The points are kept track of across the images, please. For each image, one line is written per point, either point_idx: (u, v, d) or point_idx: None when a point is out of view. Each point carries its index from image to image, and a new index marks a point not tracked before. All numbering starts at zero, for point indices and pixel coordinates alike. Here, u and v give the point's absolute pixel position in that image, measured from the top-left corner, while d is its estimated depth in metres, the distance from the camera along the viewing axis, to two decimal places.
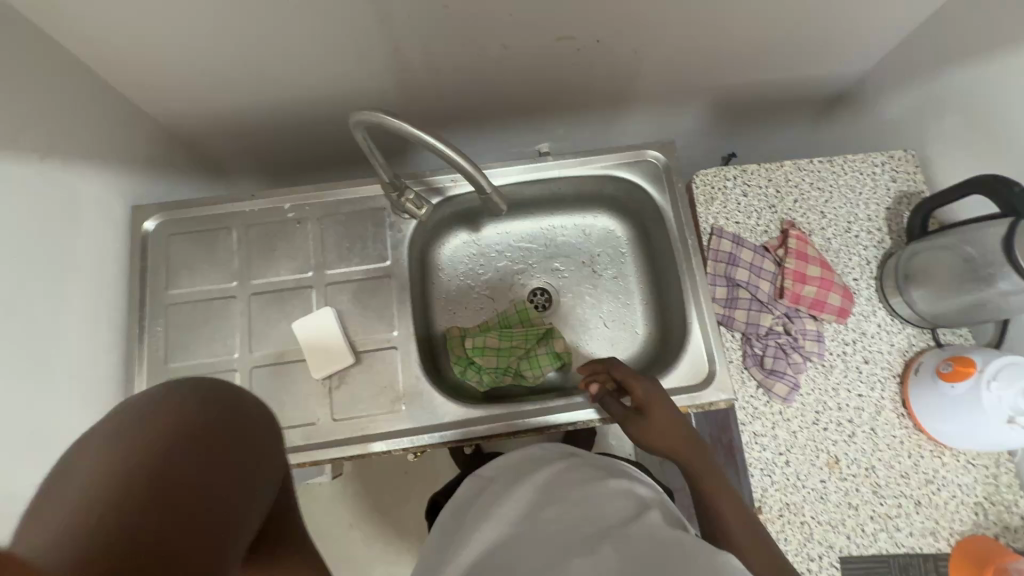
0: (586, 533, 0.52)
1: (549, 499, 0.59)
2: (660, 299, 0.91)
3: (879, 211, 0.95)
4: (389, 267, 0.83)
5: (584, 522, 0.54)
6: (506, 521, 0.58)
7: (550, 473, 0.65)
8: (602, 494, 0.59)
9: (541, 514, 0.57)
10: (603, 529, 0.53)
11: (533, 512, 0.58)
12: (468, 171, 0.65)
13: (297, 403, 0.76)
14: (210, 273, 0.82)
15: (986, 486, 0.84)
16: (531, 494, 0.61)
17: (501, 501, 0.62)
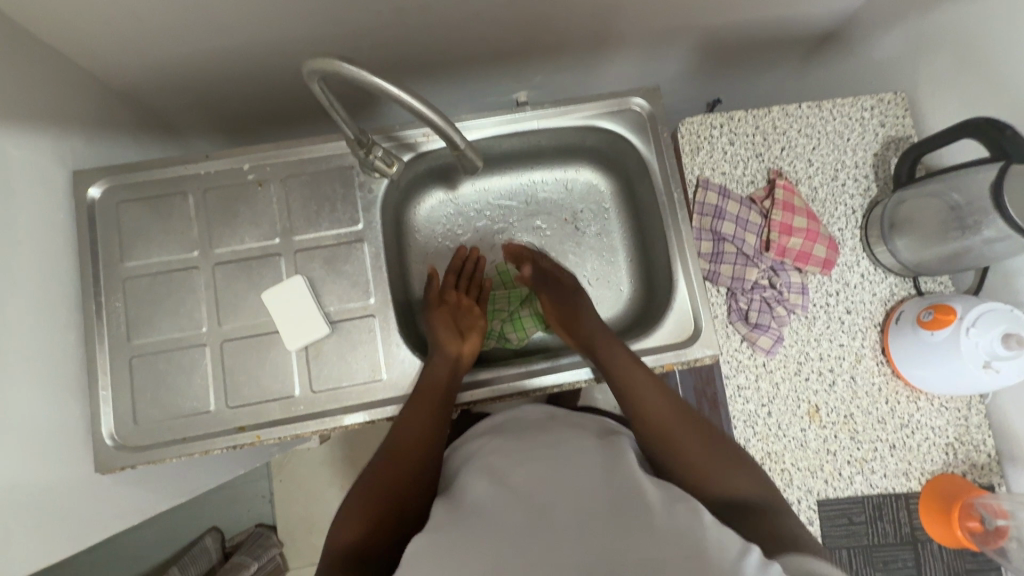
0: (567, 476, 0.53)
1: (533, 449, 0.59)
2: (644, 255, 0.89)
3: (867, 158, 0.92)
4: (360, 231, 0.78)
5: (565, 468, 0.55)
6: (488, 469, 0.58)
7: (535, 431, 0.65)
8: (585, 448, 0.59)
9: (523, 462, 0.57)
10: (583, 473, 0.53)
11: (515, 460, 0.58)
12: (439, 124, 0.60)
13: (273, 376, 0.73)
14: (168, 243, 0.76)
15: (958, 427, 0.87)
16: (514, 446, 0.61)
17: (484, 454, 0.62)
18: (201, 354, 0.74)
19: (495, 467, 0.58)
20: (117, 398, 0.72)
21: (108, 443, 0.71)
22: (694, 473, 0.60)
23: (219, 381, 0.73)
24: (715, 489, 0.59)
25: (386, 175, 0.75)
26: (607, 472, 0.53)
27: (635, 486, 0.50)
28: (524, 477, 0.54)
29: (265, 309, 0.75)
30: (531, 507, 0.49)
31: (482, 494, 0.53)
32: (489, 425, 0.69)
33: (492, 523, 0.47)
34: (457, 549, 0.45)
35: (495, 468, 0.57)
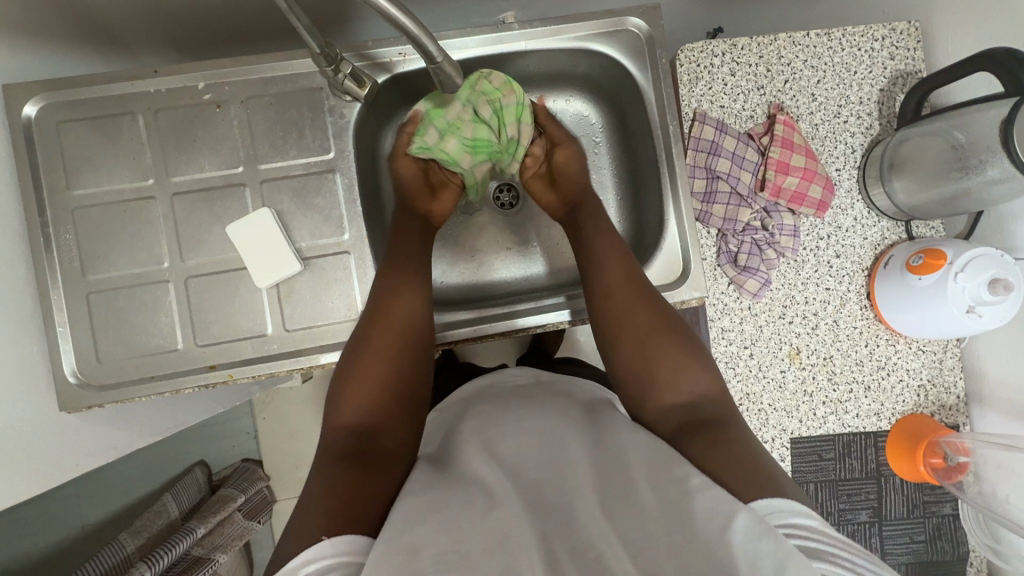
0: (554, 444, 0.52)
1: (516, 408, 0.59)
2: (634, 194, 0.85)
3: (872, 94, 0.87)
4: (332, 161, 0.72)
5: (551, 432, 0.54)
6: (472, 431, 0.56)
7: (519, 391, 0.64)
8: (571, 411, 0.59)
9: (507, 421, 0.56)
10: (570, 440, 0.53)
11: (499, 419, 0.57)
12: (414, 32, 0.52)
13: (243, 313, 0.70)
14: (119, 170, 0.69)
15: (931, 369, 0.88)
16: (497, 406, 0.60)
17: (468, 414, 0.61)
18: (165, 291, 0.69)
19: (478, 429, 0.56)
20: (76, 336, 0.68)
21: (71, 381, 0.67)
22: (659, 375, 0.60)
23: (186, 319, 0.69)
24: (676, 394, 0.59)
25: (359, 98, 0.69)
26: (593, 441, 0.53)
27: (621, 456, 0.50)
28: (508, 441, 0.53)
29: (230, 244, 0.70)
30: (521, 482, 0.49)
31: (466, 455, 0.52)
32: (471, 386, 0.68)
33: (477, 489, 0.47)
34: (434, 512, 0.43)
35: (479, 428, 0.56)
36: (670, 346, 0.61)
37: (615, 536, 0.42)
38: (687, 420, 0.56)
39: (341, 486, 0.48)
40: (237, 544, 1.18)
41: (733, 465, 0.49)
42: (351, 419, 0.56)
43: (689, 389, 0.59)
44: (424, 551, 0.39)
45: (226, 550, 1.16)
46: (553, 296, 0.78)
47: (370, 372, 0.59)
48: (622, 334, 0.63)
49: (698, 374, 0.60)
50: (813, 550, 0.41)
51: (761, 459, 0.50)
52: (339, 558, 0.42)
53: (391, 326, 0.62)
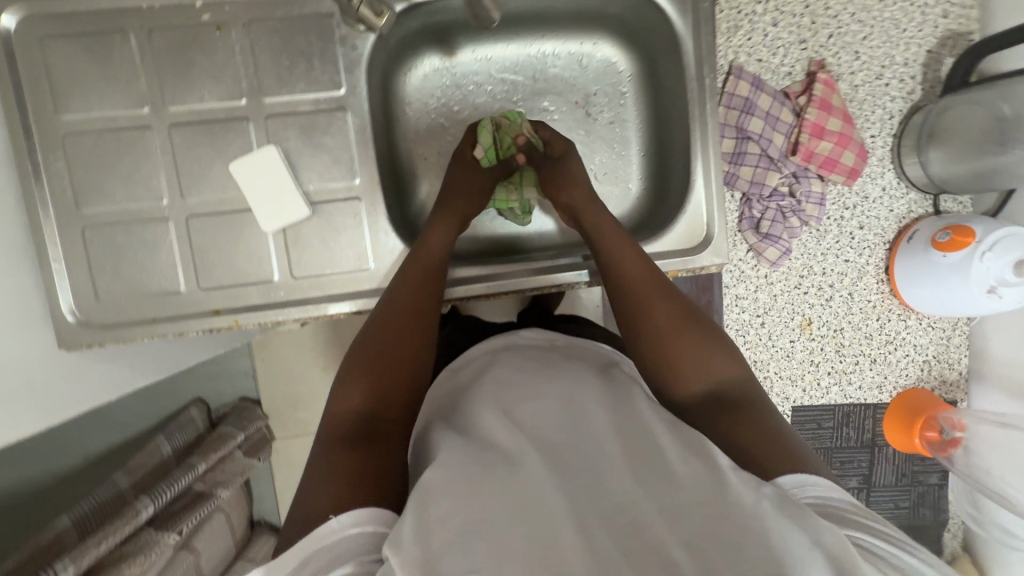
0: (573, 411, 0.52)
1: (537, 374, 0.58)
2: (658, 150, 0.80)
3: (918, 55, 0.82)
4: (343, 98, 0.67)
5: (569, 399, 0.54)
6: (490, 395, 0.56)
7: (535, 355, 0.64)
8: (588, 378, 0.58)
9: (525, 388, 0.56)
10: (590, 408, 0.53)
11: (517, 385, 0.57)
12: None
13: (249, 257, 0.67)
14: (111, 95, 0.64)
15: (938, 346, 0.88)
16: (513, 370, 0.60)
17: (485, 377, 0.61)
18: (164, 230, 0.66)
19: (498, 394, 0.56)
20: (73, 274, 0.65)
21: (70, 320, 0.65)
22: (681, 360, 0.58)
23: (187, 260, 0.66)
24: (700, 378, 0.58)
25: (375, 30, 0.63)
26: (613, 408, 0.53)
27: (644, 426, 0.50)
28: (527, 407, 0.53)
29: (234, 183, 0.66)
30: (543, 446, 0.49)
31: (485, 420, 0.52)
32: (481, 347, 0.67)
33: (501, 456, 0.47)
34: (460, 482, 0.44)
35: (496, 393, 0.56)
36: (693, 328, 0.60)
37: (648, 502, 0.42)
38: (714, 402, 0.56)
39: (344, 468, 0.49)
40: (237, 480, 1.19)
41: (766, 447, 0.50)
42: (351, 404, 0.55)
43: (716, 372, 0.58)
44: (444, 522, 0.40)
45: (228, 486, 1.16)
46: (569, 254, 0.75)
47: (375, 359, 0.58)
48: (643, 318, 0.61)
49: (722, 356, 0.59)
50: (843, 518, 0.43)
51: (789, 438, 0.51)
52: (357, 530, 0.44)
53: (400, 316, 0.62)
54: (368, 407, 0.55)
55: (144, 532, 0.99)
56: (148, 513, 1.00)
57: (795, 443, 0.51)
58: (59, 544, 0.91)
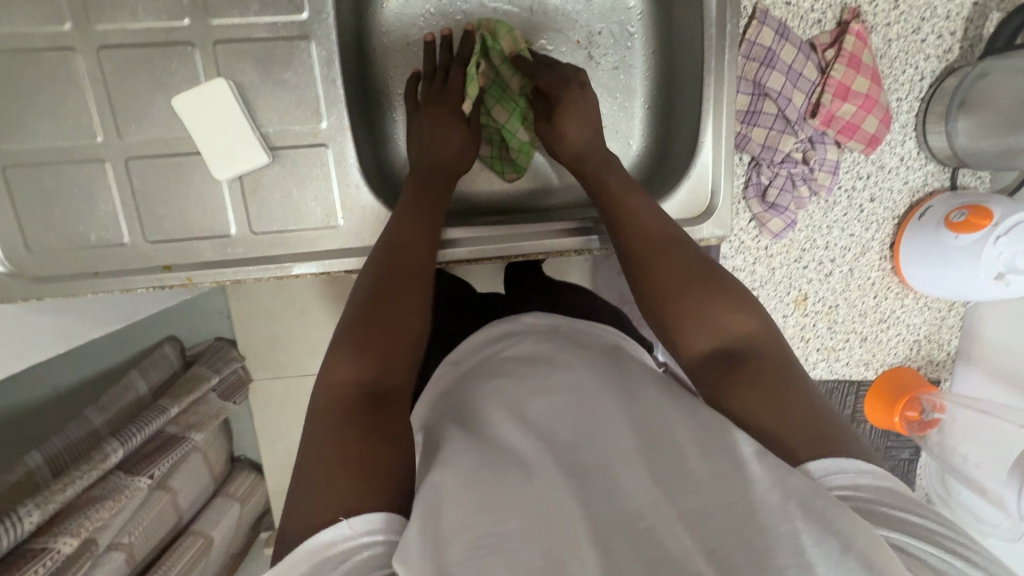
0: (589, 403, 0.46)
1: (549, 369, 0.51)
2: (665, 105, 0.72)
3: (963, 7, 0.73)
4: (306, 24, 0.57)
5: (586, 390, 0.48)
6: (495, 392, 0.49)
7: (544, 347, 0.55)
8: (604, 372, 0.51)
9: (536, 377, 0.50)
10: (604, 399, 0.47)
11: (529, 380, 0.49)
12: None
13: (200, 209, 0.59)
14: (24, 7, 0.53)
15: (931, 325, 0.86)
16: (524, 363, 0.52)
17: (487, 374, 0.52)
18: (100, 173, 0.57)
19: (505, 393, 0.49)
20: None
21: None
22: (689, 312, 0.49)
23: (130, 208, 0.59)
24: (710, 337, 0.48)
25: None
26: (625, 397, 0.47)
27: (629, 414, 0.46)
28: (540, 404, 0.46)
29: (178, 121, 0.57)
30: (554, 445, 0.44)
31: (491, 412, 0.46)
32: (488, 334, 0.59)
33: (505, 455, 0.42)
34: (472, 489, 0.39)
35: (502, 383, 0.50)
36: (702, 279, 0.50)
37: (668, 513, 0.37)
38: (724, 363, 0.47)
39: (349, 441, 0.41)
40: (213, 422, 1.12)
41: (798, 428, 0.42)
42: (353, 366, 0.46)
43: (726, 327, 0.48)
44: (456, 536, 0.35)
45: (201, 429, 1.09)
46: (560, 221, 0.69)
47: (384, 313, 0.49)
48: (648, 265, 0.52)
49: (739, 308, 0.49)
50: (880, 514, 0.37)
51: (820, 415, 0.43)
52: (375, 538, 0.37)
53: (410, 267, 0.54)
54: (375, 367, 0.46)
55: (113, 475, 0.89)
56: (117, 458, 0.89)
57: (826, 420, 0.43)
58: (30, 481, 0.81)
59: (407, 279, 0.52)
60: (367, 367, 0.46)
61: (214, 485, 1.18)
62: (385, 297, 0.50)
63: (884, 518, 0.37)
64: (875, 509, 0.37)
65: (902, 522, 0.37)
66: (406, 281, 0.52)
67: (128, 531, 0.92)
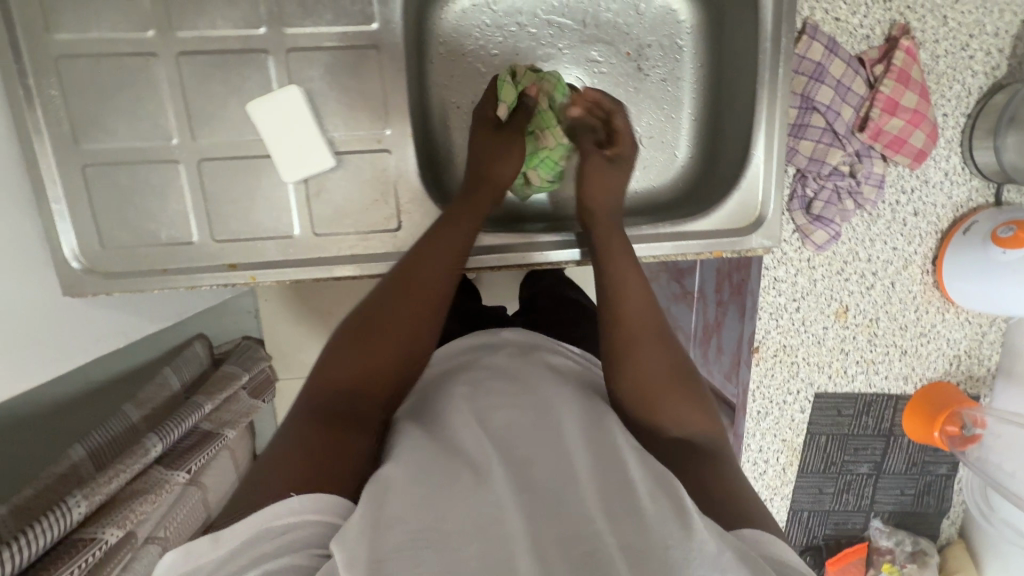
0: (550, 421, 0.44)
1: (524, 382, 0.49)
2: (713, 117, 0.73)
3: (1011, 25, 0.74)
4: (376, 33, 0.59)
5: (549, 406, 0.46)
6: (461, 399, 0.48)
7: (517, 359, 0.54)
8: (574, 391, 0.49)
9: (504, 390, 0.48)
10: (564, 419, 0.45)
11: (495, 390, 0.48)
12: None
13: (265, 210, 0.61)
14: (112, 13, 0.56)
15: (971, 340, 0.86)
16: (499, 371, 0.51)
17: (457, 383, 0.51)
18: (173, 173, 0.60)
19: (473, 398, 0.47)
20: (73, 216, 0.59)
21: (74, 266, 0.60)
22: (662, 388, 0.49)
23: (200, 207, 0.61)
24: (674, 419, 0.48)
25: None
26: (590, 423, 0.45)
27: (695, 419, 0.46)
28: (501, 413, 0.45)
29: (250, 125, 0.59)
30: (507, 454, 0.41)
31: (454, 421, 0.45)
32: (468, 340, 0.58)
33: (457, 461, 0.40)
34: (415, 488, 0.37)
35: (469, 393, 0.48)
36: (680, 375, 0.50)
37: (609, 534, 0.35)
38: (688, 449, 0.47)
39: (313, 445, 0.42)
40: (243, 422, 1.09)
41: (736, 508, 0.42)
42: (334, 381, 0.47)
43: (689, 422, 0.49)
44: (396, 525, 0.34)
45: (234, 427, 1.06)
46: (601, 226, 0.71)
47: (372, 335, 0.50)
48: (632, 343, 0.51)
49: (704, 410, 0.50)
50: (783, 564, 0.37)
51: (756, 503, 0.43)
52: (312, 517, 0.37)
53: (408, 293, 0.53)
54: (354, 384, 0.47)
55: (152, 470, 0.89)
56: (157, 451, 0.89)
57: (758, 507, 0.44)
58: (75, 475, 0.80)
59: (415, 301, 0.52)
60: (355, 376, 0.47)
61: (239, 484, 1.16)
62: (385, 313, 0.51)
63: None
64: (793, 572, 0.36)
65: None
66: (409, 302, 0.52)
67: (163, 527, 0.89)
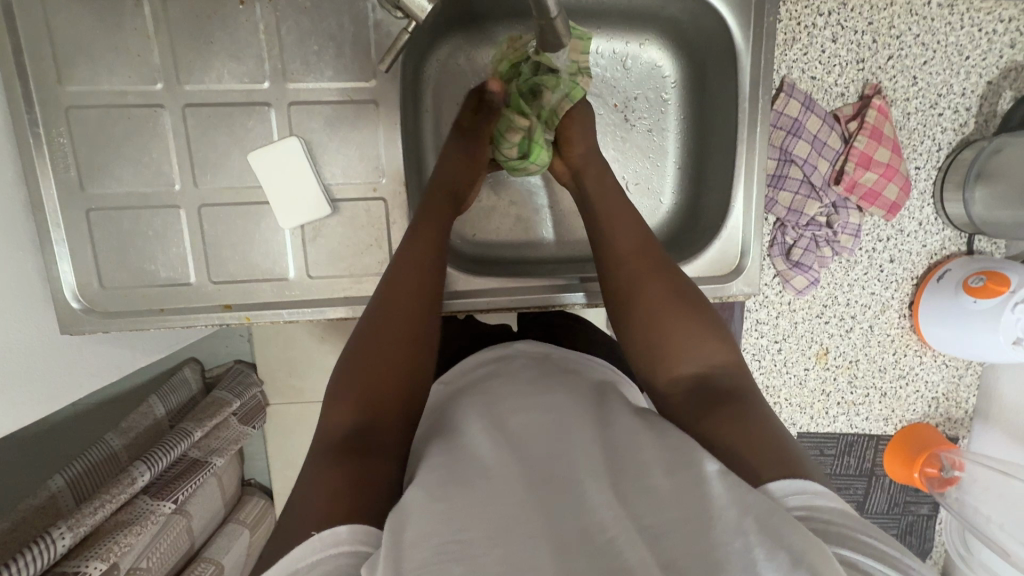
0: (564, 423, 0.46)
1: (530, 386, 0.51)
2: (696, 167, 0.76)
3: (977, 86, 0.78)
4: (374, 89, 0.62)
5: (561, 411, 0.47)
6: (478, 406, 0.50)
7: (528, 365, 0.56)
8: (582, 392, 0.51)
9: (516, 396, 0.49)
10: (579, 420, 0.46)
11: (509, 398, 0.50)
12: None
13: (262, 252, 0.63)
14: (122, 68, 0.59)
15: (949, 383, 0.88)
16: (511, 377, 0.53)
17: (475, 391, 0.53)
18: (175, 218, 0.62)
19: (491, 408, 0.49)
20: (74, 257, 0.61)
21: (74, 306, 0.62)
22: (670, 338, 0.53)
23: (198, 250, 0.63)
24: (685, 364, 0.52)
25: (414, 22, 0.55)
26: (603, 422, 0.47)
27: None
28: (517, 416, 0.47)
29: (251, 173, 0.62)
30: (526, 460, 0.42)
31: (471, 430, 0.46)
32: (479, 357, 0.59)
33: (472, 471, 0.41)
34: (439, 501, 0.38)
35: (484, 404, 0.50)
36: (682, 311, 0.55)
37: (627, 520, 0.37)
38: (704, 391, 0.50)
39: (333, 487, 0.42)
40: (232, 449, 1.04)
41: (759, 450, 0.43)
42: (349, 406, 0.48)
43: (704, 360, 0.52)
44: (420, 543, 0.35)
45: (223, 454, 1.02)
46: (567, 275, 0.73)
47: (369, 352, 0.52)
48: (634, 302, 0.57)
49: (714, 343, 0.53)
50: (836, 533, 0.37)
51: (784, 447, 0.44)
52: (340, 549, 0.37)
53: (398, 309, 0.55)
54: (365, 405, 0.48)
55: (138, 500, 0.86)
56: (144, 480, 0.87)
57: (785, 443, 0.45)
58: (54, 506, 0.80)
59: (396, 311, 0.55)
60: (355, 405, 0.48)
61: (223, 513, 1.10)
62: (375, 335, 0.53)
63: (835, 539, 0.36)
64: (828, 528, 0.37)
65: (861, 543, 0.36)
66: (390, 314, 0.55)
67: (146, 557, 0.87)
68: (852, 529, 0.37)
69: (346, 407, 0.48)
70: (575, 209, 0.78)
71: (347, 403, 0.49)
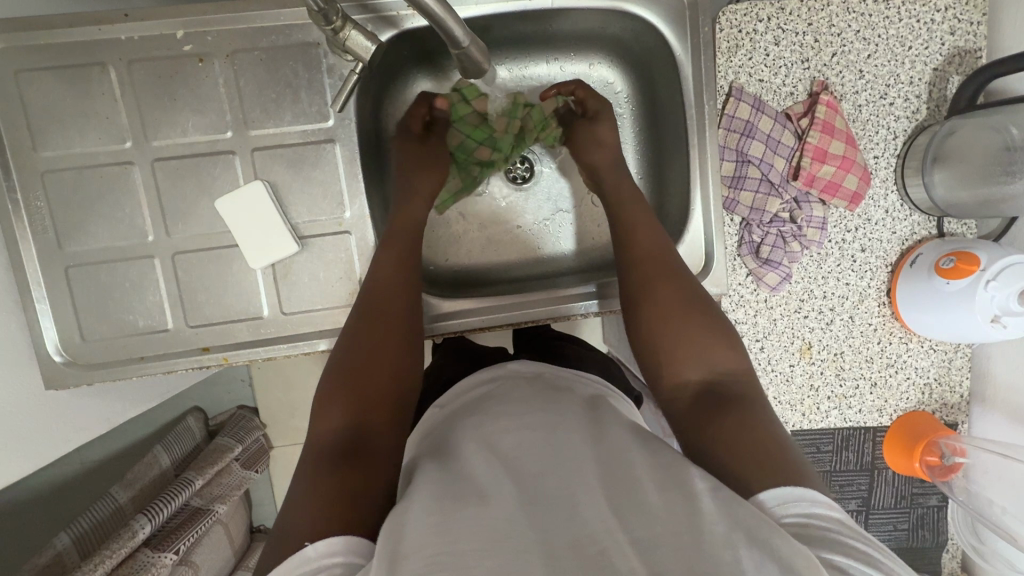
0: (555, 437, 0.46)
1: (523, 403, 0.51)
2: (657, 176, 0.78)
3: (924, 73, 0.80)
4: (332, 129, 0.65)
5: (553, 425, 0.47)
6: (473, 425, 0.50)
7: (520, 384, 0.56)
8: (574, 408, 0.51)
9: (508, 414, 0.49)
10: (569, 433, 0.46)
11: (500, 416, 0.50)
12: (431, 12, 0.44)
13: (235, 293, 0.65)
14: (91, 132, 0.62)
15: (940, 368, 0.87)
16: (504, 395, 0.54)
17: (470, 413, 0.52)
18: (150, 267, 0.64)
19: (483, 426, 0.49)
20: (55, 314, 0.63)
21: (57, 360, 0.64)
22: (681, 347, 0.54)
23: (174, 297, 0.65)
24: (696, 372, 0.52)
25: (362, 63, 0.58)
26: (595, 434, 0.47)
27: None
28: (510, 432, 0.47)
29: (221, 220, 0.64)
30: (518, 477, 0.42)
31: (465, 449, 0.46)
32: (472, 380, 0.59)
33: (466, 487, 0.41)
34: (432, 514, 0.38)
35: (478, 423, 0.50)
36: (698, 319, 0.55)
37: (612, 537, 0.36)
38: (714, 399, 0.50)
39: (327, 495, 0.42)
40: (236, 495, 1.01)
41: (748, 455, 0.43)
42: (340, 411, 0.49)
43: (716, 368, 0.52)
44: (414, 553, 0.35)
45: (226, 501, 0.98)
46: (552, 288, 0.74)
47: (360, 364, 0.53)
48: (646, 306, 0.58)
49: (725, 350, 0.53)
50: (821, 539, 0.36)
51: (775, 448, 0.44)
52: (334, 560, 0.37)
53: (384, 318, 0.57)
54: (353, 416, 0.49)
55: (138, 553, 0.83)
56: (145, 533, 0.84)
57: (768, 450, 0.44)
58: (61, 563, 0.80)
59: (381, 322, 0.57)
60: (347, 412, 0.49)
61: (234, 559, 1.06)
62: (362, 346, 0.54)
63: (824, 545, 0.36)
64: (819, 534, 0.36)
65: (853, 553, 0.35)
66: (376, 324, 0.56)
67: None
68: (837, 536, 0.36)
69: (334, 416, 0.49)
70: (543, 227, 0.80)
71: (336, 413, 0.49)
